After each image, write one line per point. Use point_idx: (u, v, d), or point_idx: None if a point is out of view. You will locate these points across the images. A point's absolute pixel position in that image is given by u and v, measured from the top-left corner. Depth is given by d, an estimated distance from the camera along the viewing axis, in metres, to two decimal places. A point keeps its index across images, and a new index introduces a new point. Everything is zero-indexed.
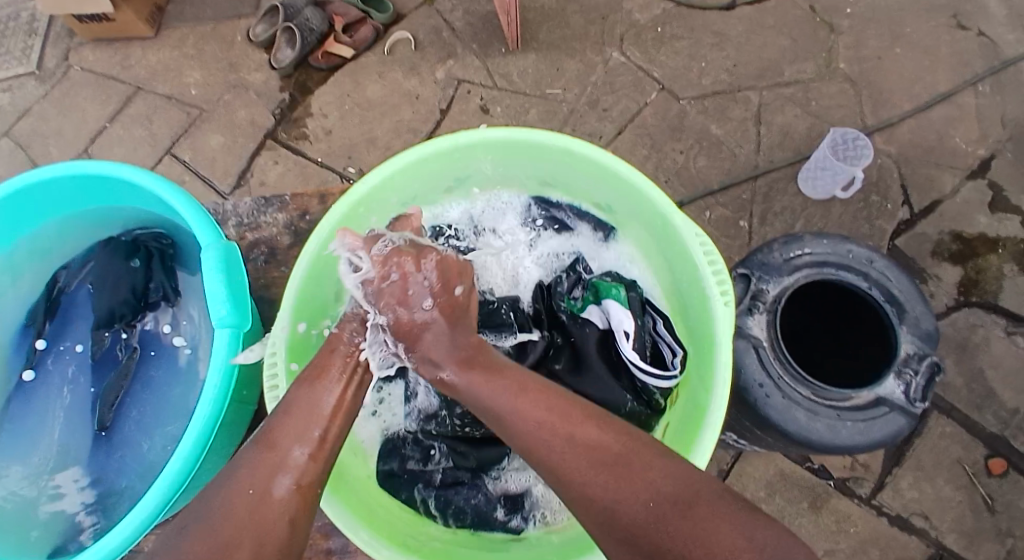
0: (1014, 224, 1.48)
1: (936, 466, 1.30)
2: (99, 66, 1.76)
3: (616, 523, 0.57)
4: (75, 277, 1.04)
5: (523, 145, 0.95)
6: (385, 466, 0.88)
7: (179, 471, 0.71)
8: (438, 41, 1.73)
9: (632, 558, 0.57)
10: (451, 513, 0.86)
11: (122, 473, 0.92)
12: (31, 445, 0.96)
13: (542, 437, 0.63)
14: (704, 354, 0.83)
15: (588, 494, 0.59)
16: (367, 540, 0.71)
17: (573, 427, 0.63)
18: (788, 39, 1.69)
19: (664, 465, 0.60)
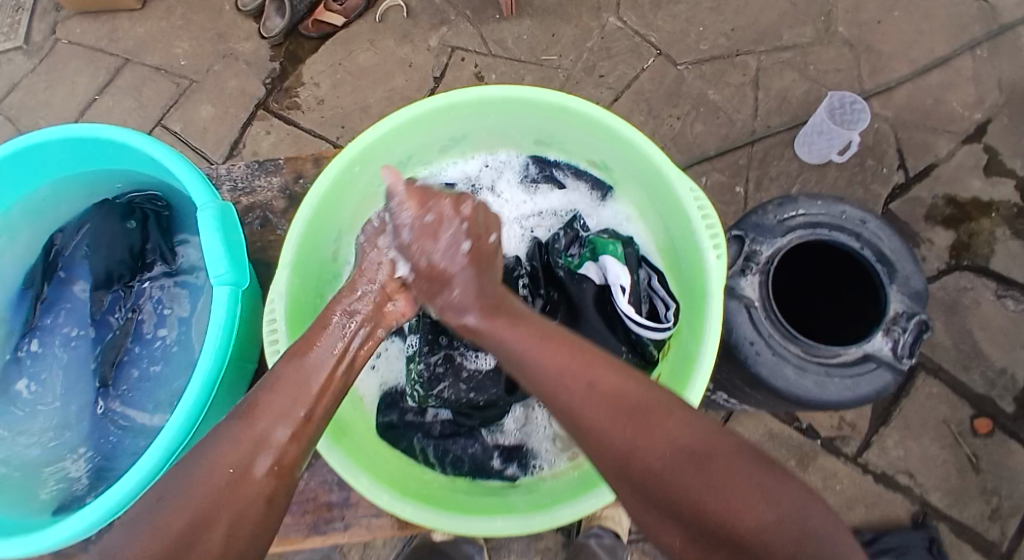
0: (1008, 187, 1.49)
1: (922, 425, 1.33)
2: (87, 37, 1.74)
3: (630, 468, 0.59)
4: (69, 240, 1.05)
5: (516, 103, 0.94)
6: (384, 418, 0.90)
7: (185, 415, 0.73)
8: (431, 9, 1.71)
9: (650, 512, 0.59)
10: (448, 460, 0.89)
11: (124, 427, 0.95)
12: (35, 402, 0.98)
13: (564, 384, 0.63)
14: (695, 307, 0.85)
15: (608, 444, 0.60)
16: (368, 487, 0.72)
17: (595, 374, 0.63)
18: (787, 4, 1.67)
19: (685, 419, 0.60)
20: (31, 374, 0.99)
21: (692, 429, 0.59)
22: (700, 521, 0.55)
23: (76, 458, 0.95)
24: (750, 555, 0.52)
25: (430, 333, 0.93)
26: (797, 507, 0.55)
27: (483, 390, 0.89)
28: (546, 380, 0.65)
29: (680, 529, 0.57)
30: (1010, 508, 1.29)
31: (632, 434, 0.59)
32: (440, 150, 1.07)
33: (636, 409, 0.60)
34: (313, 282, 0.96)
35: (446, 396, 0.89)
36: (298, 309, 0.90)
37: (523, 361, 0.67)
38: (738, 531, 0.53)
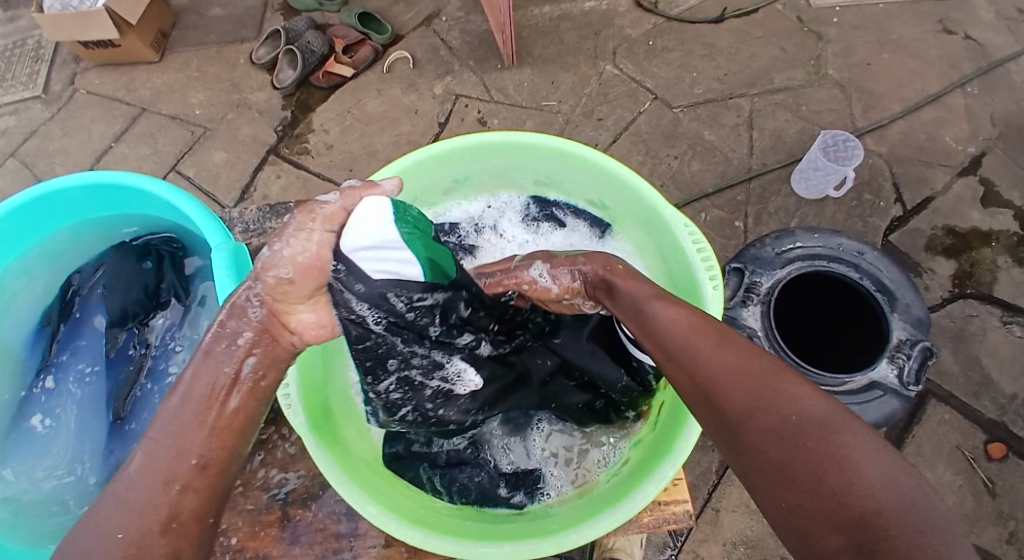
0: (1006, 218, 1.51)
1: (935, 451, 1.31)
2: (105, 88, 1.82)
3: (747, 424, 0.55)
4: (86, 280, 1.08)
5: (516, 145, 0.98)
6: (390, 448, 0.90)
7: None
8: (436, 59, 1.79)
9: (760, 470, 0.53)
10: (455, 489, 0.88)
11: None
12: (47, 438, 0.99)
13: (697, 335, 0.63)
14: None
15: (731, 400, 0.57)
16: (376, 513, 0.73)
17: (725, 337, 0.62)
18: (777, 49, 1.74)
19: (818, 393, 0.55)
20: (44, 409, 1.01)
21: (826, 403, 0.54)
22: (813, 487, 0.49)
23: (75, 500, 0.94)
24: (868, 530, 0.45)
25: (366, 354, 0.77)
26: (932, 501, 0.46)
27: (451, 403, 0.83)
28: (670, 338, 0.64)
29: (791, 492, 0.50)
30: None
31: (761, 390, 0.56)
32: (443, 192, 1.10)
33: (763, 375, 0.57)
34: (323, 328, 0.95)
35: (410, 418, 0.82)
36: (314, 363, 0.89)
37: (651, 323, 0.67)
38: (860, 498, 0.46)
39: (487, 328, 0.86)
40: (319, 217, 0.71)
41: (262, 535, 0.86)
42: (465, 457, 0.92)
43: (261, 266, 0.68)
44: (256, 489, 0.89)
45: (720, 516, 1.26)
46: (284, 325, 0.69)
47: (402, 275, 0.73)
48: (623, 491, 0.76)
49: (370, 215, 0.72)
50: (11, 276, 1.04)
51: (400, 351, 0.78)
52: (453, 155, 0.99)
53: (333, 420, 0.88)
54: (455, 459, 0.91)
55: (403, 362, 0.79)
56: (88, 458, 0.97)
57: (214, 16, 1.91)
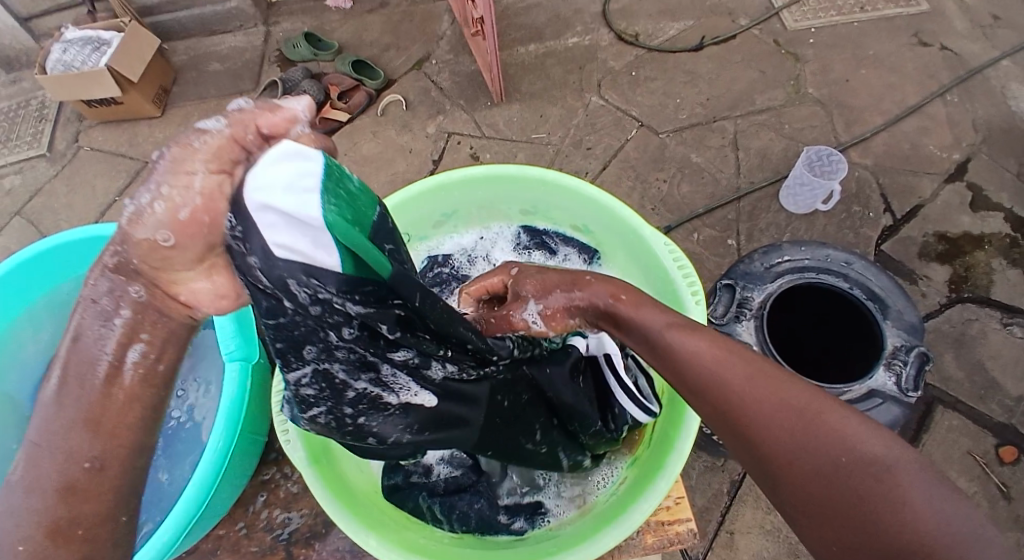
0: (997, 221, 1.53)
1: (947, 459, 1.29)
2: (108, 144, 1.89)
3: (789, 468, 0.54)
4: None
5: (501, 177, 1.02)
6: (389, 480, 0.90)
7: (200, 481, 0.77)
8: (428, 100, 1.85)
9: (805, 509, 0.53)
10: (456, 517, 0.88)
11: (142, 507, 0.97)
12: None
13: (726, 366, 0.60)
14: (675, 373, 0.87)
15: (770, 438, 0.55)
16: (377, 547, 0.75)
17: (752, 367, 0.60)
18: (757, 72, 1.80)
19: (861, 424, 0.54)
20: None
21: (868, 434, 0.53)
22: (863, 532, 0.50)
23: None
24: None
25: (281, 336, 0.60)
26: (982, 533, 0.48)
27: (377, 413, 0.71)
28: (697, 369, 0.62)
29: (841, 538, 0.51)
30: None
31: (803, 424, 0.55)
32: (434, 225, 1.13)
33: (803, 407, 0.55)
34: None
35: (324, 422, 0.69)
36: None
37: (674, 353, 0.64)
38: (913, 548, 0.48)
39: (436, 352, 0.69)
40: (205, 152, 0.49)
41: None
42: (464, 485, 0.92)
43: (129, 225, 0.49)
44: (260, 531, 0.90)
45: (734, 539, 1.24)
46: (169, 296, 0.53)
47: (312, 261, 0.53)
48: (621, 507, 0.78)
49: (286, 173, 0.50)
50: (20, 329, 1.08)
51: (324, 341, 0.61)
52: (442, 190, 1.04)
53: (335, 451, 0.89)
54: (454, 487, 0.92)
55: (325, 350, 0.62)
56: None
57: (213, 71, 1.99)
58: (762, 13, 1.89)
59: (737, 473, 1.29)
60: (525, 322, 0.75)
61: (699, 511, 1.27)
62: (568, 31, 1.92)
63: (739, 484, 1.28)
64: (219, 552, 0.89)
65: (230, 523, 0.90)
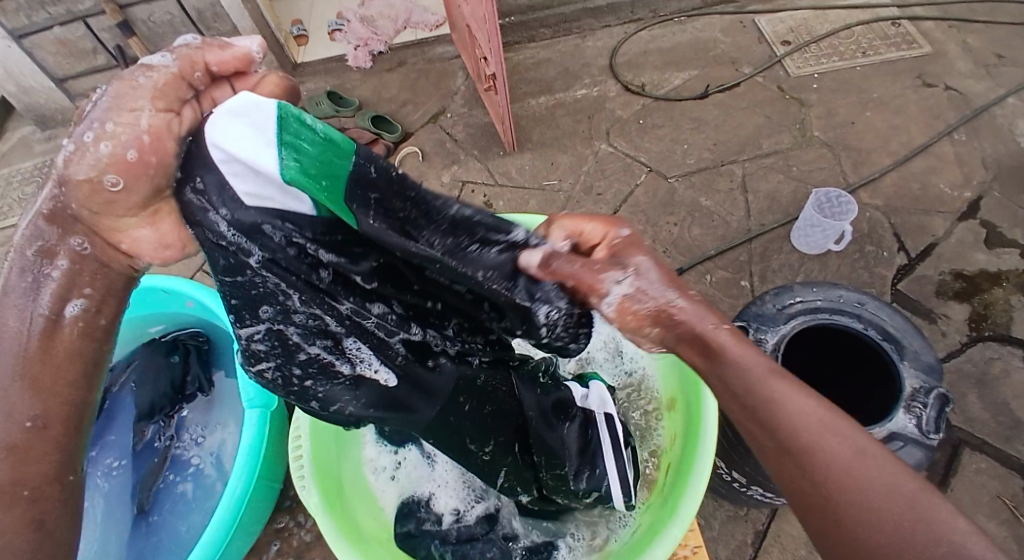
0: (1013, 257, 1.52)
1: (978, 505, 1.24)
2: None
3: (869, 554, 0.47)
4: (117, 377, 1.14)
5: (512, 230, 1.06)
6: (402, 527, 0.90)
7: (218, 527, 0.79)
8: (442, 151, 1.92)
9: None
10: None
11: (159, 553, 0.99)
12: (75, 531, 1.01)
13: (829, 436, 0.51)
14: (691, 422, 0.87)
15: (853, 516, 0.48)
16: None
17: (863, 442, 0.51)
18: (762, 117, 1.84)
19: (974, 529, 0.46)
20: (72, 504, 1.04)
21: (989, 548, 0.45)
22: None
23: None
24: None
25: (237, 290, 0.58)
26: None
27: (328, 379, 0.65)
28: (790, 432, 0.52)
29: None
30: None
31: (916, 527, 0.47)
32: None
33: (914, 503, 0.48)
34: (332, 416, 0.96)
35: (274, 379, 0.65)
36: (332, 455, 0.91)
37: (771, 405, 0.54)
38: None
39: (414, 324, 0.67)
40: (146, 86, 0.47)
41: None
42: (476, 534, 0.91)
43: (65, 166, 0.46)
44: None
45: None
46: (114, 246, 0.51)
47: (285, 208, 0.51)
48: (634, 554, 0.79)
49: (242, 128, 0.48)
50: None
51: (285, 302, 0.58)
52: None
53: (348, 499, 0.90)
54: (466, 536, 0.91)
55: (283, 314, 0.60)
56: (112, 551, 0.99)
57: None
58: (765, 61, 1.95)
59: (761, 522, 1.25)
60: (603, 294, 0.60)
61: None
62: (577, 83, 2.00)
63: (763, 534, 1.24)
64: None
65: None
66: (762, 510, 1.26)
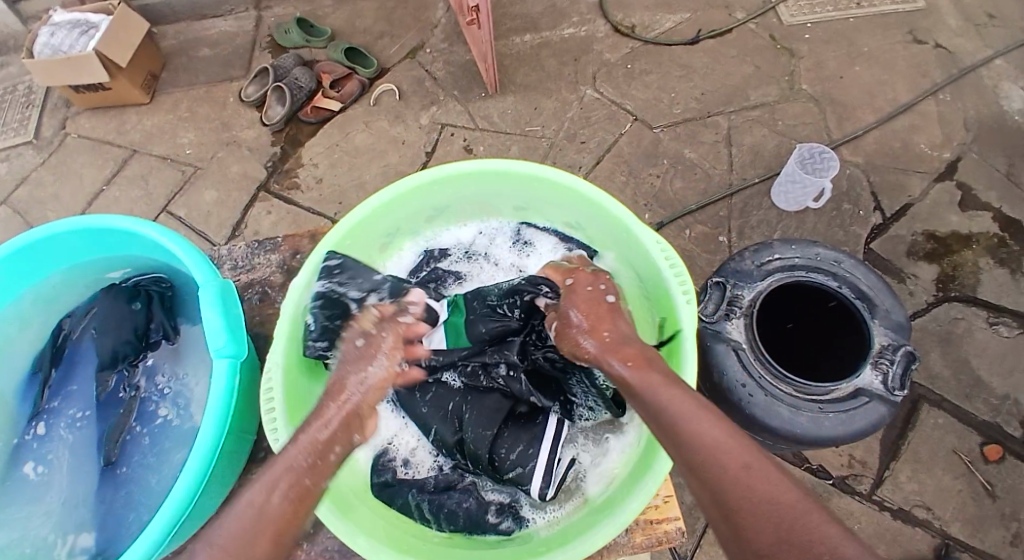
0: (985, 220, 1.54)
1: (932, 457, 1.31)
2: (97, 132, 1.87)
3: (734, 515, 0.57)
4: (77, 324, 1.02)
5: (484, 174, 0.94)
6: (380, 477, 0.92)
7: (189, 482, 0.69)
8: (421, 90, 1.84)
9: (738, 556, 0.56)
10: (444, 515, 0.87)
11: (128, 506, 0.89)
12: (41, 484, 0.93)
13: (724, 451, 0.60)
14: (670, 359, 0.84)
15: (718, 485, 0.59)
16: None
17: (754, 458, 0.60)
18: (751, 67, 1.79)
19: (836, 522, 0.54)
20: (37, 457, 0.96)
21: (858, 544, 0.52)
22: None
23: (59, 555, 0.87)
24: None
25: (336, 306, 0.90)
26: None
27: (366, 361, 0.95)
28: (693, 451, 0.62)
29: None
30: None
31: (757, 500, 0.56)
32: (425, 222, 1.06)
33: (795, 508, 0.55)
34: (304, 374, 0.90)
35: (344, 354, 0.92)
36: (302, 401, 0.86)
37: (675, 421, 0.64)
38: None
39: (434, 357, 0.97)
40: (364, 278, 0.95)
41: None
42: (454, 484, 0.93)
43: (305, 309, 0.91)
44: None
45: None
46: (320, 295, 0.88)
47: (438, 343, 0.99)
48: (614, 505, 0.78)
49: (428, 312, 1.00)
50: (6, 322, 1.02)
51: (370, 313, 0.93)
52: (420, 193, 0.96)
53: (320, 447, 0.86)
54: (443, 484, 0.93)
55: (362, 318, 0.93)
56: (77, 506, 0.90)
57: (203, 57, 1.97)
58: (758, 7, 1.88)
59: None
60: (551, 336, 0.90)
61: (687, 507, 1.29)
62: (563, 22, 1.91)
63: None
64: None
65: None
66: None
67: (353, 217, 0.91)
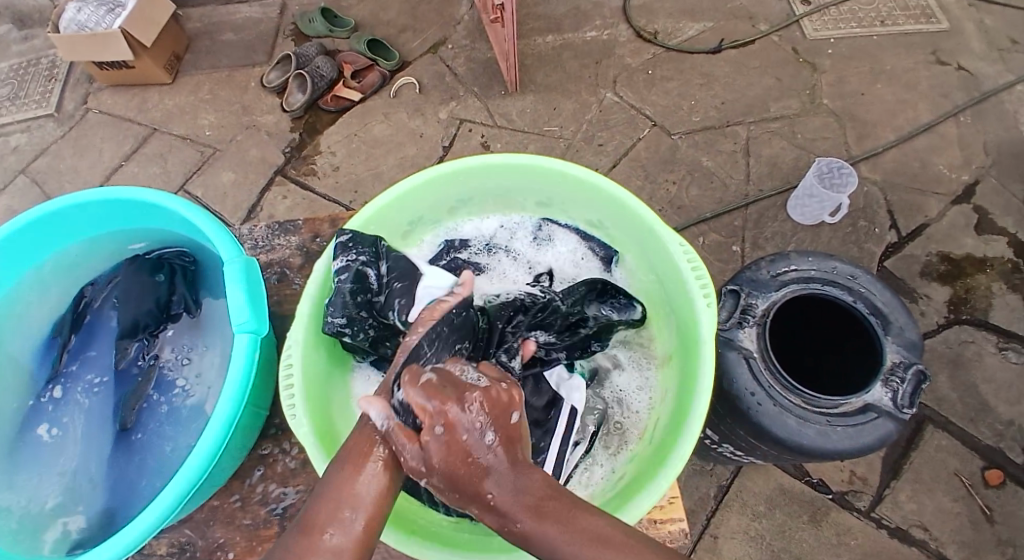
0: (1001, 245, 1.53)
1: (934, 478, 1.31)
2: (118, 108, 1.88)
3: None
4: (100, 293, 1.04)
5: (508, 168, 0.95)
6: None
7: (206, 452, 0.70)
8: (441, 85, 1.85)
9: None
10: (454, 501, 0.82)
11: (142, 472, 0.89)
12: (55, 446, 0.94)
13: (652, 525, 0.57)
14: (687, 355, 0.83)
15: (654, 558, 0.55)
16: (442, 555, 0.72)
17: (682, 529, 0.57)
18: (772, 79, 1.79)
19: None
20: (52, 419, 0.97)
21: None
22: None
23: (69, 516, 0.88)
24: None
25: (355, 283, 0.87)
26: None
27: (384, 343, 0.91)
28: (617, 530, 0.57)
29: None
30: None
31: None
32: (447, 212, 1.06)
33: None
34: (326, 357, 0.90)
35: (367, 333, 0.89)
36: (315, 374, 0.85)
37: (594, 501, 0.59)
38: None
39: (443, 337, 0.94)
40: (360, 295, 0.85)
41: (259, 549, 0.83)
42: None
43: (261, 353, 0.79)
44: (255, 504, 0.85)
45: (718, 543, 1.27)
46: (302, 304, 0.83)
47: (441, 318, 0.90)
48: (630, 495, 0.76)
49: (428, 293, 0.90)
50: (28, 286, 1.03)
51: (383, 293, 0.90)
52: (443, 184, 0.96)
53: (333, 424, 0.85)
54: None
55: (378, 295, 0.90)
56: (90, 470, 0.91)
57: (227, 41, 1.98)
58: (782, 20, 1.88)
59: (725, 478, 1.32)
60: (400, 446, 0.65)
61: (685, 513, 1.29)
62: (587, 24, 1.91)
63: (725, 490, 1.31)
64: (212, 524, 0.84)
65: (224, 495, 0.86)
66: (727, 469, 1.32)
67: (376, 203, 0.92)
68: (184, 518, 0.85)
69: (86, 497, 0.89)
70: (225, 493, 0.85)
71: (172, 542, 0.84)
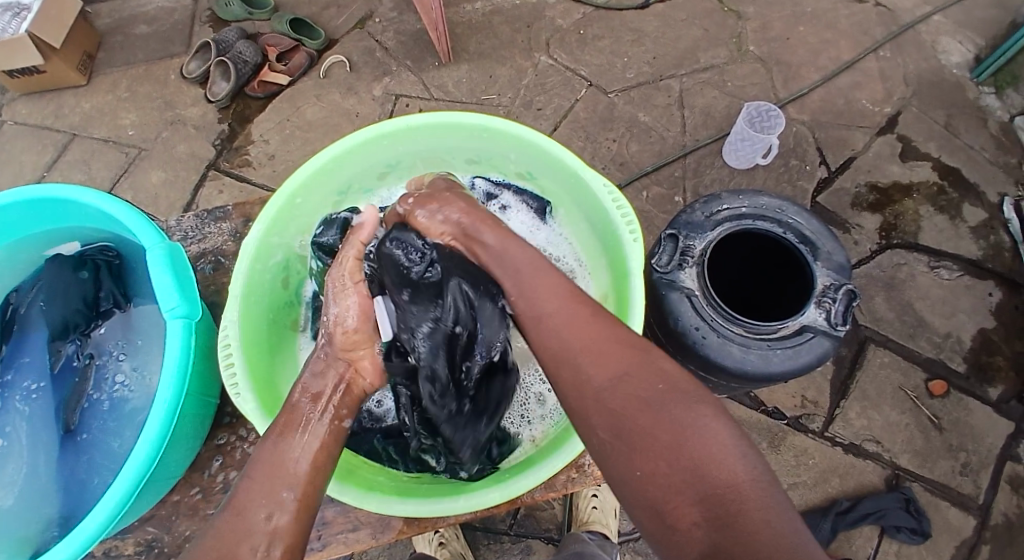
0: (925, 169, 1.61)
1: (879, 394, 1.39)
2: (33, 117, 1.77)
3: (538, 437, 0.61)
4: (25, 298, 1.00)
5: (435, 126, 0.94)
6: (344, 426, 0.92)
7: (153, 438, 0.69)
8: (372, 61, 1.80)
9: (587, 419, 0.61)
10: (412, 455, 0.89)
11: (92, 470, 0.88)
12: (0, 456, 0.90)
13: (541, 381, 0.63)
14: (621, 294, 0.85)
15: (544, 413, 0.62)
16: (406, 508, 0.72)
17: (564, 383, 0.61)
18: (700, 30, 1.82)
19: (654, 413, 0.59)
20: None
21: (745, 461, 0.54)
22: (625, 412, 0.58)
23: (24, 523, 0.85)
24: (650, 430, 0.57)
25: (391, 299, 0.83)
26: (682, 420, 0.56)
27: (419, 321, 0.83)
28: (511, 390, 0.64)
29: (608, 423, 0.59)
30: (977, 462, 1.34)
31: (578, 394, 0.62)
32: (379, 178, 1.04)
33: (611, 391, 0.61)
34: (264, 342, 0.88)
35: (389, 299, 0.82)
36: (256, 347, 0.85)
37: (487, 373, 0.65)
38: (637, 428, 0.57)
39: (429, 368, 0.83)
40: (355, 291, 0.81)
41: None
42: None
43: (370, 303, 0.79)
44: (217, 493, 0.85)
45: None
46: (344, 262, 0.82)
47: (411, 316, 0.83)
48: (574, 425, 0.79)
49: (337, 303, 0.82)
50: None
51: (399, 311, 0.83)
52: (369, 149, 0.95)
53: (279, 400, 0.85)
54: None
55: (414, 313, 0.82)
56: (42, 476, 0.88)
57: (140, 34, 1.88)
58: None
59: None
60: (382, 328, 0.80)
61: None
62: None
63: None
64: (175, 518, 0.84)
65: (184, 488, 0.85)
66: None
67: (299, 176, 0.89)
68: (143, 517, 0.84)
69: (43, 501, 0.86)
70: (185, 486, 0.85)
71: (137, 541, 0.83)
